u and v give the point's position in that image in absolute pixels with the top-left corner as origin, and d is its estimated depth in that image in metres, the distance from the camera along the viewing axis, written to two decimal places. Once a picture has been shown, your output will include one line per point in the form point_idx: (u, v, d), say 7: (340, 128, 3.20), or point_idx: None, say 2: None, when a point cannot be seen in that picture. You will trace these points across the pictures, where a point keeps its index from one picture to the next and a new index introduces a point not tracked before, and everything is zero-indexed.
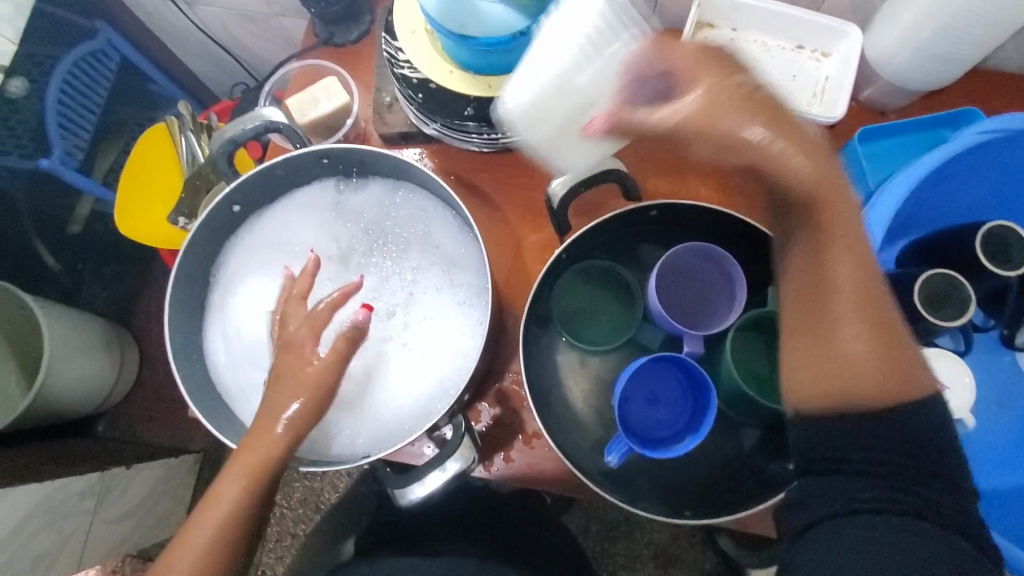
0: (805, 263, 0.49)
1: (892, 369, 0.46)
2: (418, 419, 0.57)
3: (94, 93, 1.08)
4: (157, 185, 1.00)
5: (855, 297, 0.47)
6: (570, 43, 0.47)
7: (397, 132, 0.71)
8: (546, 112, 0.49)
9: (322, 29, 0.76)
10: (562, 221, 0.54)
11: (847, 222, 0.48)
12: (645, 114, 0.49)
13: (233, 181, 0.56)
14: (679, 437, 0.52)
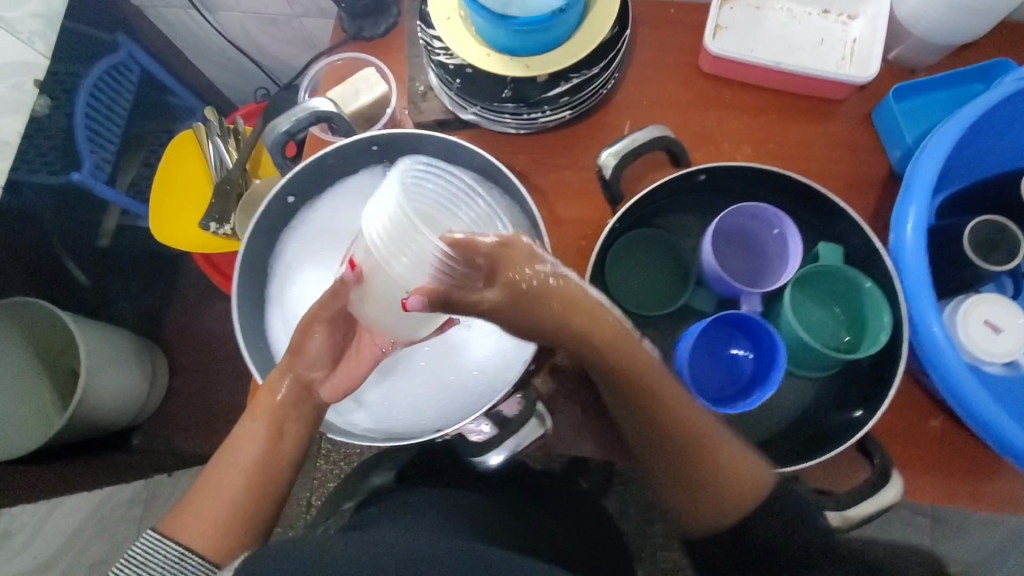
0: (638, 412, 0.50)
1: (749, 471, 0.50)
2: (492, 384, 0.61)
3: (117, 104, 1.09)
4: (185, 192, 1.01)
5: (701, 422, 0.50)
6: (389, 256, 0.46)
7: (432, 120, 0.72)
8: (389, 285, 0.49)
9: (351, 24, 0.77)
10: (615, 190, 0.55)
11: (649, 377, 0.49)
12: (455, 296, 0.46)
13: (288, 172, 0.58)
14: (750, 391, 0.53)
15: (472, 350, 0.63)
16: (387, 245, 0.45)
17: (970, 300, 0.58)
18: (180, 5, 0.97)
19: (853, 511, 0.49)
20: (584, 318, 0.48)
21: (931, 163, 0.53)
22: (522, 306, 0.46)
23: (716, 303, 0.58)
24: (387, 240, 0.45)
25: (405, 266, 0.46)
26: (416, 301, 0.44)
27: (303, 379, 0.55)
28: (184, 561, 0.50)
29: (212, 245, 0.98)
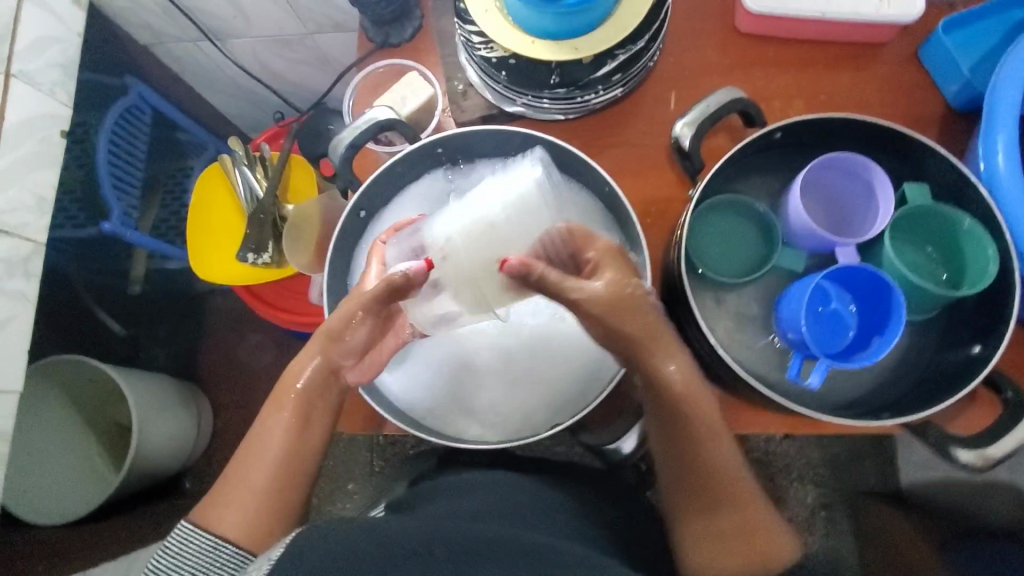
0: (687, 457, 0.53)
1: (770, 530, 0.53)
2: (591, 379, 0.59)
3: (135, 149, 1.07)
4: (218, 227, 1.00)
5: (733, 471, 0.53)
6: (495, 225, 0.48)
7: (475, 118, 0.71)
8: (462, 258, 0.49)
9: (377, 32, 0.75)
10: (696, 160, 0.55)
11: (710, 421, 0.53)
12: (554, 278, 0.49)
13: (359, 185, 0.58)
14: (866, 337, 0.52)
15: (563, 347, 0.59)
16: (503, 214, 0.48)
17: None
18: (189, 38, 0.96)
19: (993, 449, 0.47)
20: (664, 340, 0.51)
21: (1011, 86, 0.50)
22: (612, 325, 0.50)
23: (803, 262, 0.58)
24: (505, 211, 0.48)
25: (505, 240, 0.49)
26: (519, 262, 0.48)
27: (333, 364, 0.55)
28: (218, 550, 0.49)
29: (251, 276, 0.96)
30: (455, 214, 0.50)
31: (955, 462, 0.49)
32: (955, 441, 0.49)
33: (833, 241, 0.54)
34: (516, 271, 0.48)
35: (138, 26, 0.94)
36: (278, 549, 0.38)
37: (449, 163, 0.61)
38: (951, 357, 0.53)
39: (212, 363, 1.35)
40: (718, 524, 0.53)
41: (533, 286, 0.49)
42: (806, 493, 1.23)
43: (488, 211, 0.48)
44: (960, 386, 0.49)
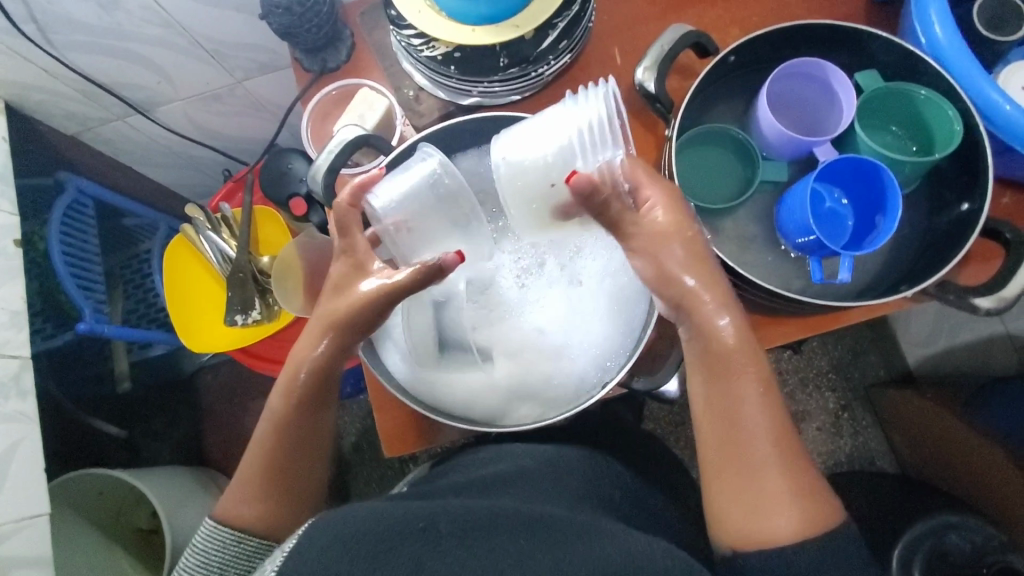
0: (719, 414, 0.51)
1: (811, 502, 0.48)
2: (622, 335, 0.60)
3: (85, 243, 1.03)
4: (198, 298, 0.97)
5: (766, 435, 0.50)
6: (558, 150, 0.50)
7: (435, 119, 0.72)
8: (527, 178, 0.50)
9: (312, 61, 0.74)
10: (664, 99, 0.57)
11: (753, 374, 0.51)
12: (614, 205, 0.52)
13: None
14: (868, 218, 0.58)
15: (588, 315, 0.61)
16: (570, 141, 0.49)
17: (1001, 76, 0.60)
18: (115, 116, 0.93)
19: (1007, 290, 0.51)
20: (714, 289, 0.52)
21: None
22: (664, 265, 0.53)
23: (786, 170, 0.61)
24: (568, 142, 0.49)
25: (567, 167, 0.50)
26: (589, 178, 0.48)
27: (343, 350, 0.56)
28: (241, 542, 0.55)
29: (247, 337, 0.93)
30: (523, 138, 0.50)
31: (977, 311, 0.52)
32: (973, 292, 0.52)
33: (810, 142, 0.57)
34: (582, 187, 0.49)
35: (59, 117, 0.90)
36: (291, 544, 0.42)
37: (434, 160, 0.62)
38: (945, 217, 0.58)
39: (217, 440, 1.29)
40: (763, 489, 0.49)
41: (588, 203, 0.51)
42: (826, 399, 1.27)
43: (555, 146, 0.50)
44: (962, 241, 0.54)
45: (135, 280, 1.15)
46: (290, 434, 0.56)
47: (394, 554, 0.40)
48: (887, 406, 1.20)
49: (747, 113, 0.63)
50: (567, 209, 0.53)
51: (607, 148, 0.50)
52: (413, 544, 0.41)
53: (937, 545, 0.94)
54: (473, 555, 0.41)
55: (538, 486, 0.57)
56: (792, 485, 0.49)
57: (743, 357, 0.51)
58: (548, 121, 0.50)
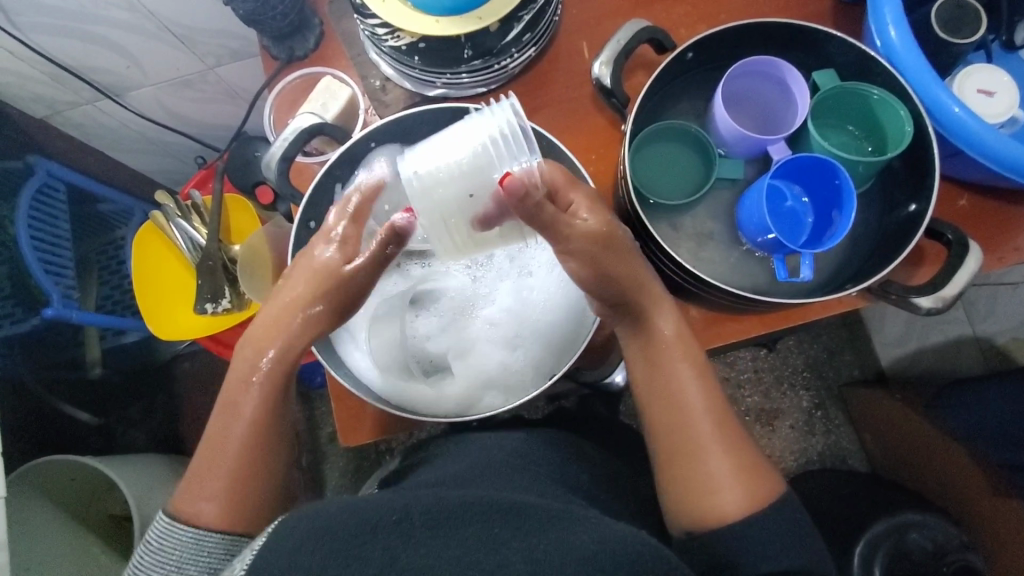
0: (663, 400, 0.52)
1: (753, 480, 0.49)
2: (577, 321, 0.60)
3: (56, 230, 1.01)
4: (170, 285, 0.97)
5: (706, 416, 0.51)
6: (473, 158, 0.46)
7: (400, 109, 0.72)
8: (439, 187, 0.46)
9: (279, 48, 0.73)
10: (619, 94, 0.60)
11: (692, 358, 0.53)
12: (548, 209, 0.48)
13: (302, 198, 0.60)
14: (825, 215, 0.58)
15: (539, 301, 0.62)
16: (483, 148, 0.46)
17: (957, 78, 0.61)
18: (85, 101, 0.92)
19: (948, 289, 0.52)
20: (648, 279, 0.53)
21: None
22: (603, 266, 0.51)
23: (742, 168, 0.62)
24: (480, 149, 0.46)
25: (483, 176, 0.46)
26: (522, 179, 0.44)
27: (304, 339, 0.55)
28: (201, 540, 0.49)
29: (216, 324, 0.93)
30: (430, 151, 0.47)
31: (918, 310, 0.53)
32: (916, 291, 0.53)
33: (765, 140, 0.58)
34: (517, 189, 0.44)
35: (28, 100, 0.90)
36: (262, 540, 0.38)
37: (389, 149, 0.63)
38: (895, 217, 0.59)
39: (194, 428, 1.27)
40: (711, 470, 0.49)
41: (524, 208, 0.47)
42: (799, 398, 1.22)
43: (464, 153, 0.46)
44: (907, 240, 0.55)
45: (111, 266, 1.14)
46: (248, 447, 0.51)
47: (367, 547, 0.35)
48: (861, 404, 1.15)
49: (707, 112, 0.63)
50: (488, 219, 0.49)
51: (522, 154, 0.47)
52: (388, 534, 0.35)
53: (898, 544, 0.96)
54: (448, 544, 0.35)
55: (513, 468, 0.53)
56: (738, 465, 0.50)
57: (679, 345, 0.53)
58: (452, 132, 0.48)
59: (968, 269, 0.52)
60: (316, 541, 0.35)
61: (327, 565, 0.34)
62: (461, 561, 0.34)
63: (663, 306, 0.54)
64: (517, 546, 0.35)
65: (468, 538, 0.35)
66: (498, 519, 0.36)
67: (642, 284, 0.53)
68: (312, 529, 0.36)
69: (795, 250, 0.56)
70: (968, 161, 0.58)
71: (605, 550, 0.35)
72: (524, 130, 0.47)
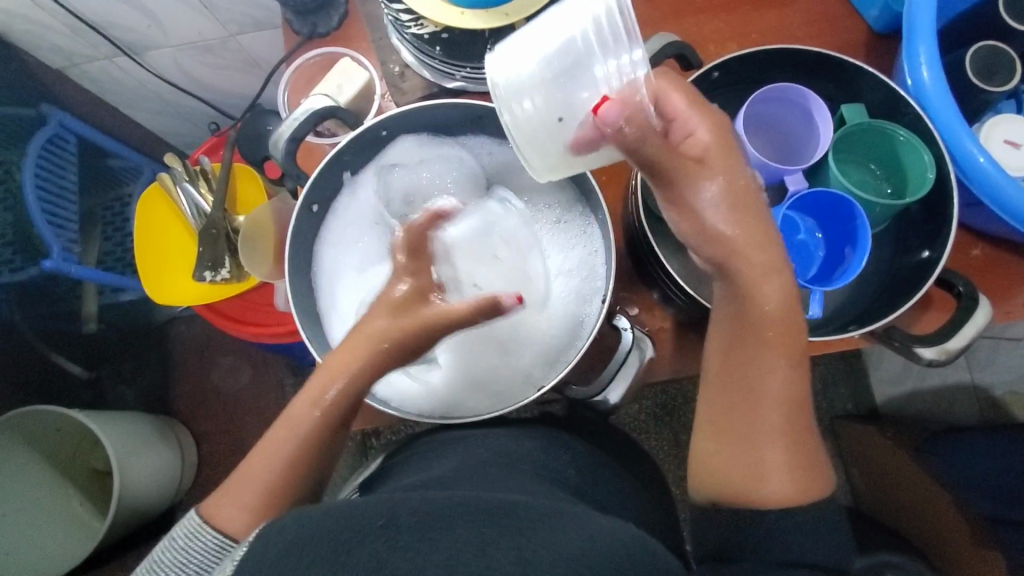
0: (738, 382, 0.52)
1: (806, 475, 0.50)
2: (572, 332, 0.60)
3: (63, 182, 1.00)
4: (171, 248, 0.96)
5: (779, 408, 0.51)
6: (566, 50, 0.44)
7: (417, 99, 0.71)
8: (528, 101, 0.45)
9: (302, 24, 0.72)
10: None
11: (786, 348, 0.51)
12: (649, 143, 0.46)
13: (307, 180, 0.59)
14: (838, 251, 0.57)
15: (535, 307, 0.61)
16: (562, 49, 0.44)
17: (985, 126, 0.59)
18: (102, 56, 0.91)
19: (953, 341, 0.52)
20: (758, 249, 0.51)
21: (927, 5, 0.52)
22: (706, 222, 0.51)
23: (757, 195, 0.61)
24: (577, 41, 0.43)
25: (578, 77, 0.44)
26: (615, 109, 0.43)
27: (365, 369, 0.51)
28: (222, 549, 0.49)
29: (213, 293, 0.92)
30: (519, 48, 0.45)
31: (919, 359, 0.53)
32: (918, 341, 0.53)
33: (783, 170, 0.57)
34: (609, 120, 0.44)
35: (46, 50, 0.89)
36: (244, 548, 0.36)
37: (401, 138, 0.62)
38: (906, 261, 0.58)
39: (182, 392, 1.27)
40: (769, 458, 0.51)
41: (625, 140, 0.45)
42: None
43: (549, 50, 0.44)
44: (917, 285, 0.54)
45: (115, 223, 1.14)
46: (303, 437, 0.50)
47: (354, 555, 0.34)
48: (850, 440, 1.13)
49: (727, 133, 0.63)
50: (583, 143, 0.47)
51: (621, 49, 0.44)
52: (374, 541, 0.34)
53: None
54: (436, 549, 0.34)
55: (496, 467, 0.52)
56: (796, 460, 0.51)
57: (781, 332, 0.51)
58: (541, 27, 0.45)
59: (976, 323, 0.52)
60: (300, 549, 0.34)
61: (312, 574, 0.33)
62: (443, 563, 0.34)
63: (772, 287, 0.51)
64: (504, 548, 0.34)
65: (453, 541, 0.35)
66: (485, 520, 0.36)
67: (751, 258, 0.51)
68: (296, 541, 0.35)
69: (803, 285, 0.55)
70: (987, 212, 0.57)
71: (591, 550, 0.35)
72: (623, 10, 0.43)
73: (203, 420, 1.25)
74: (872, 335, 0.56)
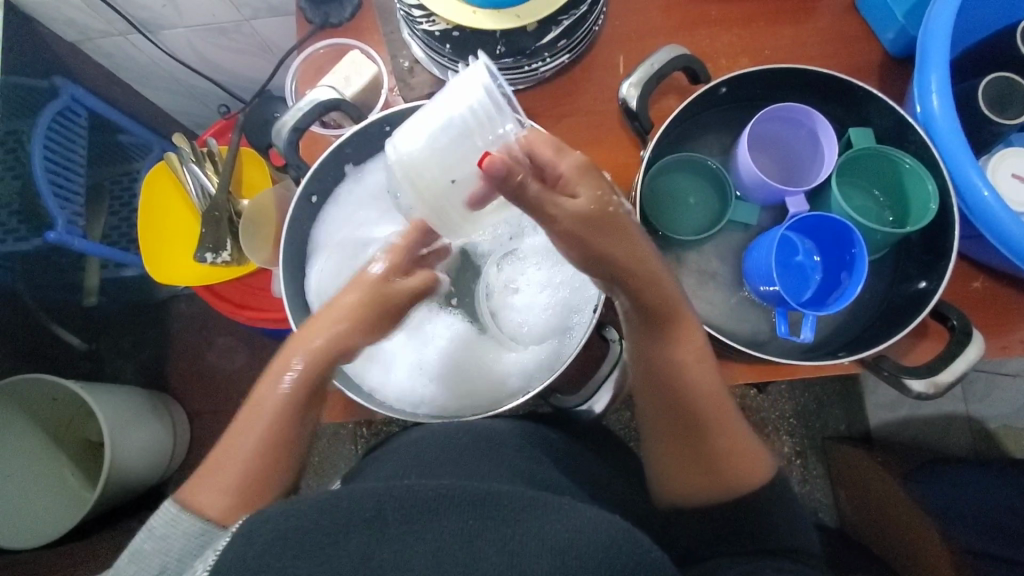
0: (664, 383, 0.53)
1: (749, 456, 0.52)
2: (557, 343, 0.59)
3: (72, 154, 1.01)
4: (174, 228, 0.97)
5: (709, 402, 0.52)
6: (453, 130, 0.45)
7: (424, 95, 0.70)
8: (421, 171, 0.46)
9: (315, 13, 0.72)
10: (644, 119, 0.59)
11: (694, 340, 0.52)
12: (532, 187, 0.46)
13: (306, 171, 0.59)
14: (834, 275, 0.57)
15: (522, 315, 0.61)
16: (446, 131, 0.45)
17: (991, 160, 0.59)
18: (117, 33, 0.92)
19: (943, 375, 0.51)
20: (651, 261, 0.49)
21: (940, 34, 0.51)
22: (597, 244, 0.48)
23: (756, 214, 0.60)
24: (456, 123, 0.45)
25: (464, 151, 0.46)
26: (502, 160, 0.43)
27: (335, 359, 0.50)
28: (205, 535, 0.46)
29: (213, 275, 0.92)
30: (415, 126, 0.46)
31: (908, 391, 0.53)
32: (908, 372, 0.52)
33: (784, 191, 0.56)
34: (496, 171, 0.43)
35: (62, 23, 0.89)
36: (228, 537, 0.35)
37: None
38: (902, 290, 0.58)
39: (177, 369, 1.28)
40: (716, 449, 0.52)
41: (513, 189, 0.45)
42: (781, 443, 1.17)
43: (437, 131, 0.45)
44: (910, 317, 0.54)
45: (122, 198, 1.14)
46: (267, 427, 0.48)
47: (339, 549, 0.33)
48: (842, 463, 1.11)
49: (732, 148, 0.62)
50: (478, 199, 0.48)
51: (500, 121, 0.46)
52: (359, 534, 0.34)
53: None
54: (421, 539, 0.34)
55: (483, 456, 0.51)
56: (737, 445, 0.52)
57: (682, 327, 0.52)
58: (426, 111, 0.46)
59: (967, 358, 0.51)
60: (284, 542, 0.34)
61: (297, 565, 0.33)
62: (429, 555, 0.33)
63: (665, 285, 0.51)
64: (489, 539, 0.34)
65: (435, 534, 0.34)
66: (470, 510, 0.35)
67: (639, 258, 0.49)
68: (278, 535, 0.34)
69: (797, 307, 0.55)
70: (988, 244, 0.56)
71: (579, 538, 0.34)
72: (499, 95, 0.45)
73: (197, 399, 1.26)
74: (863, 363, 0.55)
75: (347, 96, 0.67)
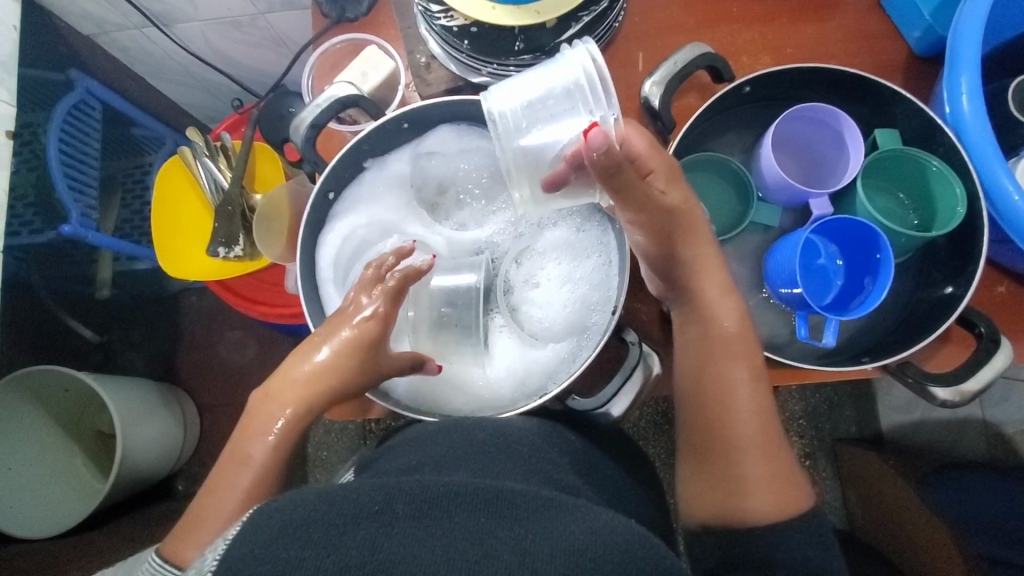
0: (709, 392, 0.54)
1: (785, 486, 0.51)
2: (578, 342, 0.59)
3: (86, 145, 1.01)
4: (187, 223, 0.97)
5: (749, 421, 0.53)
6: (549, 97, 0.50)
7: (441, 91, 0.70)
8: (516, 129, 0.50)
9: (331, 7, 0.72)
10: (666, 118, 0.58)
11: (744, 361, 0.54)
12: (626, 173, 0.50)
13: (324, 167, 0.59)
14: (857, 280, 0.56)
15: (540, 315, 0.61)
16: (539, 99, 0.50)
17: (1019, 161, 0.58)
18: (132, 25, 0.91)
19: (969, 383, 0.51)
20: (716, 272, 0.56)
21: (971, 32, 0.50)
22: (674, 243, 0.55)
23: (779, 217, 0.59)
24: (556, 91, 0.49)
25: (554, 121, 0.50)
26: (603, 136, 0.46)
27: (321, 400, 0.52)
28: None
29: (225, 270, 0.92)
30: (518, 88, 0.51)
31: (932, 399, 0.52)
32: (932, 379, 0.52)
33: (807, 193, 0.55)
34: (597, 146, 0.46)
35: (77, 15, 0.89)
36: (237, 527, 0.34)
37: (439, 127, 0.62)
38: (929, 294, 0.57)
39: (187, 362, 1.28)
40: (746, 473, 0.51)
41: (598, 168, 0.48)
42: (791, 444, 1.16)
43: (538, 94, 0.50)
44: (937, 323, 0.53)
45: (134, 191, 1.14)
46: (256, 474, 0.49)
47: (347, 540, 0.32)
48: (852, 466, 1.10)
49: (753, 148, 0.62)
50: (555, 180, 0.52)
51: (599, 106, 0.49)
52: (368, 526, 0.32)
53: None
54: (432, 535, 0.32)
55: (495, 449, 0.50)
56: (772, 472, 0.51)
57: (738, 347, 0.55)
58: (529, 78, 0.51)
59: (994, 366, 0.50)
60: (292, 535, 0.32)
61: (305, 556, 0.30)
62: (441, 549, 0.32)
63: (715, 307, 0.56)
64: (504, 537, 0.33)
65: (451, 529, 0.33)
66: (484, 508, 0.34)
67: (704, 266, 0.56)
68: (285, 526, 0.33)
69: (819, 311, 0.54)
70: (1014, 248, 0.55)
71: (594, 541, 0.33)
72: (602, 77, 0.49)
73: (207, 392, 1.26)
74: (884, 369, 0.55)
75: (364, 92, 0.67)
